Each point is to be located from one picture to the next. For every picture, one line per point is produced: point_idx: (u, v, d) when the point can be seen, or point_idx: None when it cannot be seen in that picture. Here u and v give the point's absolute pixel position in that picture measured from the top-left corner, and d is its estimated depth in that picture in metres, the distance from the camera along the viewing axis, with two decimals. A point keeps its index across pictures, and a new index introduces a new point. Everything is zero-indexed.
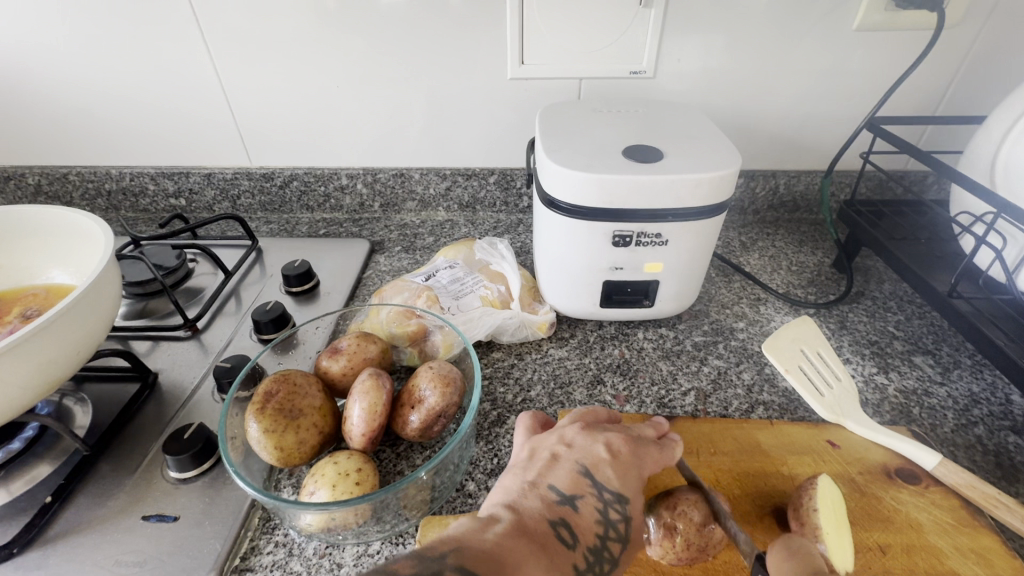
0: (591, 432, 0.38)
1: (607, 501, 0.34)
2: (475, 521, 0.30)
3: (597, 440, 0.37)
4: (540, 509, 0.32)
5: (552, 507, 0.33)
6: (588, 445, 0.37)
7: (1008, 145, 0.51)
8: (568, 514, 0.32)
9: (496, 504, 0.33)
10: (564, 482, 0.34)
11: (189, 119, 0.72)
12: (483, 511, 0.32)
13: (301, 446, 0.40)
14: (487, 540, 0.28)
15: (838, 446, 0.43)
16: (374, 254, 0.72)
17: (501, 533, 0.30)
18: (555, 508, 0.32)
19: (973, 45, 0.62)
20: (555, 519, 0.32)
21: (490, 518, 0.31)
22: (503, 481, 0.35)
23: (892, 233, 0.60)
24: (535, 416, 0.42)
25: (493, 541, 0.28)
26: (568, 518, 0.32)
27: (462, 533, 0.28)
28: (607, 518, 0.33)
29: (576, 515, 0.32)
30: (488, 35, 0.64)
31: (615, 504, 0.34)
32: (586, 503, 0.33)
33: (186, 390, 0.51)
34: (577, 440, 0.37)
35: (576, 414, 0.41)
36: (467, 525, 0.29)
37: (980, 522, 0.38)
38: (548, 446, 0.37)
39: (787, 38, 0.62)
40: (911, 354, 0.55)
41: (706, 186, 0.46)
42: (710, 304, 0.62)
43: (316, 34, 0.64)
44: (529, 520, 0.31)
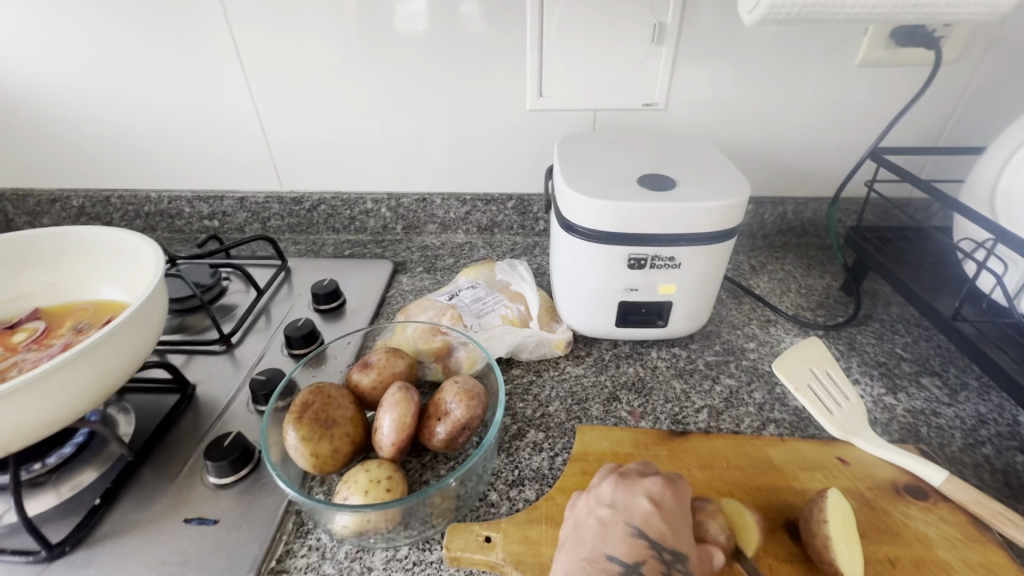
0: (627, 484, 0.39)
1: (667, 559, 0.34)
2: None
3: (635, 493, 0.38)
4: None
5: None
6: (629, 499, 0.37)
7: (1008, 173, 0.54)
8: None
9: None
10: (621, 551, 0.34)
11: (226, 146, 0.76)
12: None
13: (335, 454, 0.42)
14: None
15: (847, 463, 0.45)
16: (396, 274, 0.75)
17: None
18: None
19: (971, 80, 0.65)
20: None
21: None
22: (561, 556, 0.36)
23: (898, 258, 0.62)
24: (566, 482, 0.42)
25: None
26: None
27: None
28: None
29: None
30: (509, 69, 0.69)
31: (677, 561, 0.34)
32: (650, 568, 0.33)
33: (222, 402, 0.54)
34: (617, 496, 0.38)
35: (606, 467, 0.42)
36: None
37: (988, 537, 0.39)
38: (590, 512, 0.38)
39: (792, 73, 0.66)
40: (919, 376, 0.56)
41: (717, 213, 0.48)
42: (721, 325, 0.64)
43: (348, 68, 0.69)
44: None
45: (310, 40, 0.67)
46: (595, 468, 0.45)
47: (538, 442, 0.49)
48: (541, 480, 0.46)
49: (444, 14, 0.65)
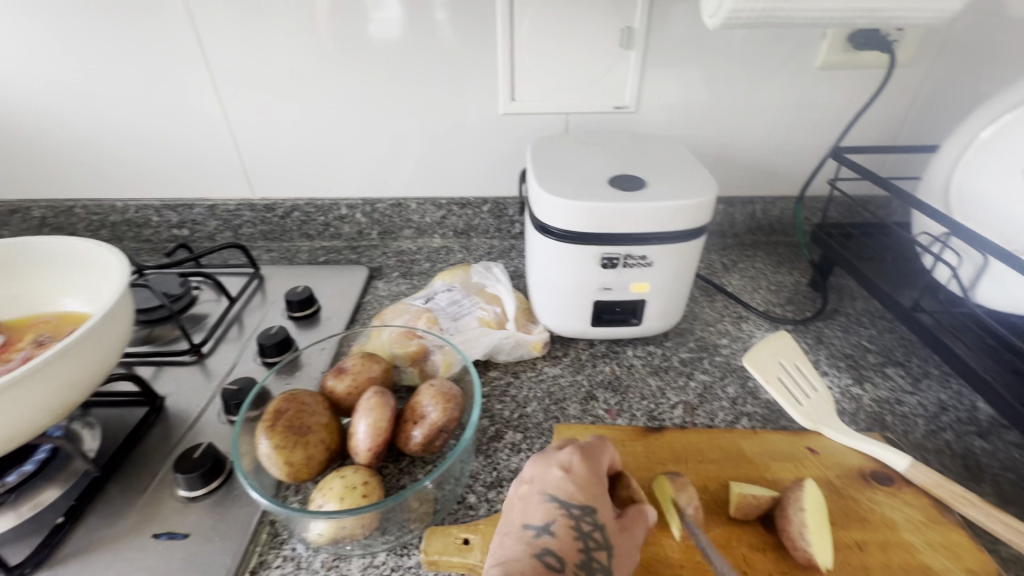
0: (544, 457, 0.40)
1: (576, 516, 0.36)
2: None
3: (549, 462, 0.40)
4: (522, 553, 0.34)
5: (531, 544, 0.35)
6: (546, 470, 0.39)
7: (962, 167, 0.57)
8: (547, 544, 0.35)
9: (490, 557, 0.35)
10: (536, 517, 0.36)
11: (196, 153, 0.75)
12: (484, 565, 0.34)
13: (309, 461, 0.42)
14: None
15: (817, 452, 0.46)
16: (372, 279, 0.74)
17: None
18: (533, 542, 0.35)
19: (926, 81, 0.68)
20: (539, 552, 0.34)
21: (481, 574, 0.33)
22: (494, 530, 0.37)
23: (861, 253, 0.64)
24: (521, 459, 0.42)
25: None
26: (548, 547, 0.34)
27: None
28: (583, 530, 0.35)
29: (554, 540, 0.35)
30: (481, 74, 0.69)
31: (586, 515, 0.36)
32: (561, 527, 0.35)
33: (193, 413, 0.53)
34: (534, 469, 0.40)
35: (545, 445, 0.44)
36: None
37: (949, 519, 0.41)
38: (514, 488, 0.40)
39: (757, 75, 0.68)
40: (883, 366, 0.58)
41: (687, 212, 0.50)
42: (695, 322, 0.65)
43: (321, 73, 0.69)
44: (514, 562, 0.33)
45: (279, 44, 0.66)
46: None
47: (517, 443, 0.49)
48: None
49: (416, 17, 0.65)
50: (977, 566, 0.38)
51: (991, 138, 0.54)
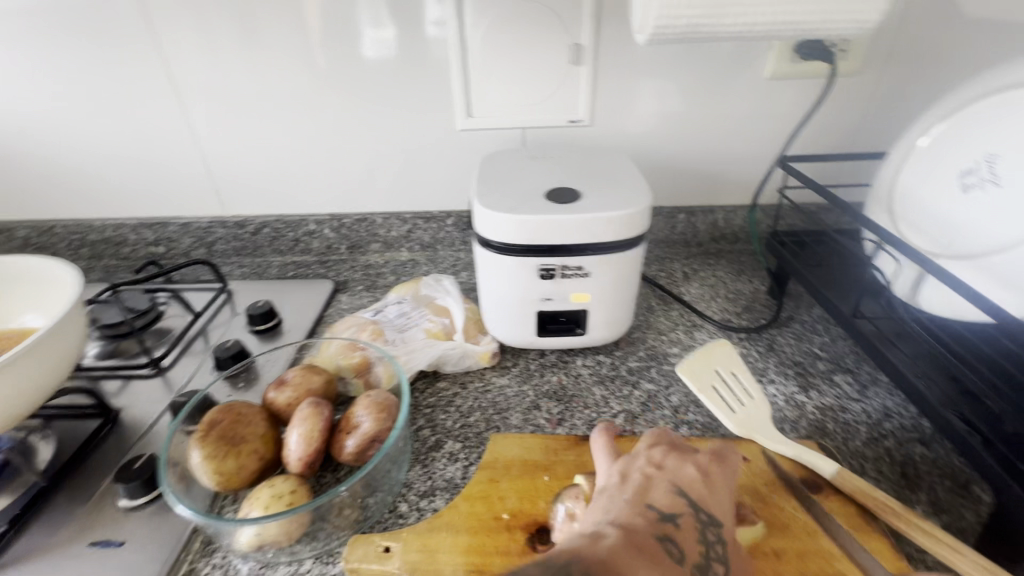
0: (679, 454, 0.40)
1: (705, 521, 0.35)
2: (585, 539, 0.31)
3: (685, 461, 0.40)
4: (645, 525, 0.33)
5: (656, 523, 0.34)
6: (679, 467, 0.39)
7: (904, 174, 0.57)
8: (671, 531, 0.33)
9: (600, 521, 0.34)
10: (663, 502, 0.35)
11: (170, 173, 0.78)
12: (589, 527, 0.33)
13: (241, 471, 0.43)
14: (601, 552, 0.30)
15: (748, 460, 0.46)
16: (337, 293, 0.76)
17: (614, 546, 0.31)
18: (658, 524, 0.34)
19: (877, 88, 0.68)
20: (660, 534, 0.33)
21: (599, 533, 0.32)
22: (598, 501, 0.36)
23: (812, 261, 0.64)
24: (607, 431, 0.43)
25: (606, 553, 0.30)
26: (671, 535, 0.33)
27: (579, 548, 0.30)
28: (707, 537, 0.34)
29: (679, 531, 0.33)
30: (437, 92, 0.71)
31: (711, 525, 0.35)
32: (685, 521, 0.34)
33: (146, 424, 0.54)
34: (666, 460, 0.39)
35: (649, 433, 0.42)
36: (578, 540, 0.31)
37: (872, 526, 0.41)
38: (639, 467, 0.39)
39: (708, 87, 0.69)
40: (832, 373, 0.58)
41: (617, 223, 0.50)
42: (648, 332, 0.66)
43: (285, 94, 0.71)
44: (635, 533, 0.32)
45: (244, 68, 0.69)
46: (502, 476, 0.45)
47: (455, 453, 0.50)
48: (452, 489, 0.46)
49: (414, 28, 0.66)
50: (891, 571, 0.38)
51: (928, 146, 0.55)
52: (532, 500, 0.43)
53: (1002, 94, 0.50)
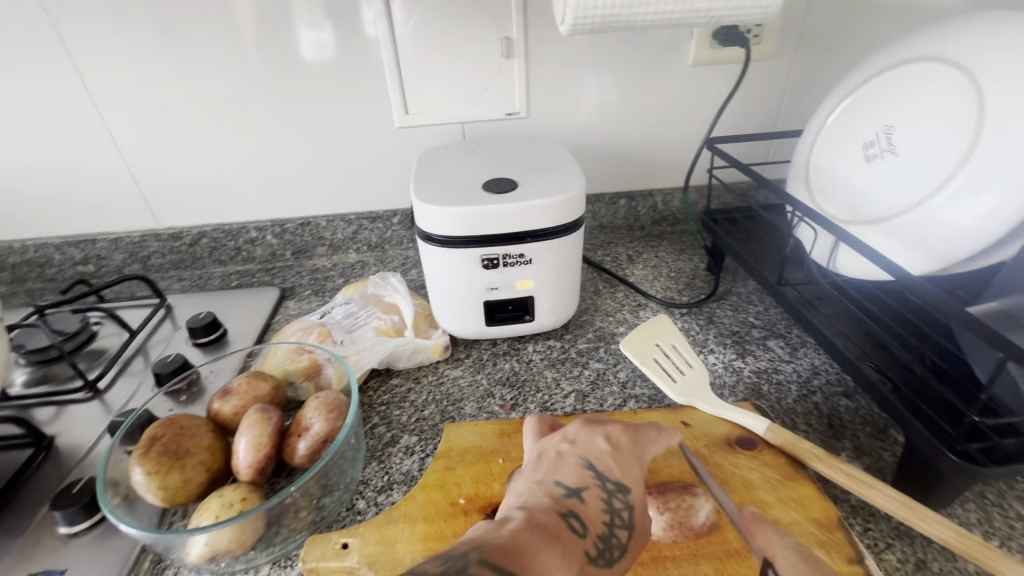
0: (592, 427, 0.42)
1: (610, 490, 0.37)
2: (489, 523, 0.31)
3: (597, 435, 0.41)
4: (548, 504, 0.34)
5: (559, 500, 0.35)
6: (590, 440, 0.41)
7: (817, 150, 0.62)
8: (574, 506, 0.35)
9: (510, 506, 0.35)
10: (571, 478, 0.37)
11: (94, 188, 0.74)
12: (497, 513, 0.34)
13: (188, 484, 0.42)
14: (505, 536, 0.30)
15: (690, 425, 0.49)
16: (284, 299, 0.75)
17: (516, 528, 0.31)
18: (562, 501, 0.35)
19: (791, 69, 0.72)
20: (565, 511, 0.34)
21: (504, 517, 0.32)
22: (515, 484, 0.38)
23: (742, 236, 0.68)
24: (539, 420, 0.45)
25: (509, 536, 0.30)
26: (575, 509, 0.34)
27: (482, 536, 0.30)
28: (613, 505, 0.36)
29: (582, 505, 0.35)
30: (371, 90, 0.70)
31: (618, 493, 0.37)
32: (591, 494, 0.36)
33: (84, 448, 0.52)
34: (580, 437, 0.41)
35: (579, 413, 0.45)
36: (484, 525, 0.31)
37: (802, 473, 0.44)
38: (553, 446, 0.41)
39: (637, 75, 0.72)
40: (766, 339, 0.62)
41: (553, 209, 0.52)
42: (595, 314, 0.68)
43: (213, 99, 0.69)
44: (539, 512, 0.33)
45: (166, 74, 0.67)
46: (457, 463, 0.46)
47: (411, 446, 0.50)
48: (410, 482, 0.47)
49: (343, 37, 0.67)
50: (820, 513, 0.41)
51: (835, 123, 0.60)
52: (488, 484, 0.44)
53: (895, 71, 0.54)
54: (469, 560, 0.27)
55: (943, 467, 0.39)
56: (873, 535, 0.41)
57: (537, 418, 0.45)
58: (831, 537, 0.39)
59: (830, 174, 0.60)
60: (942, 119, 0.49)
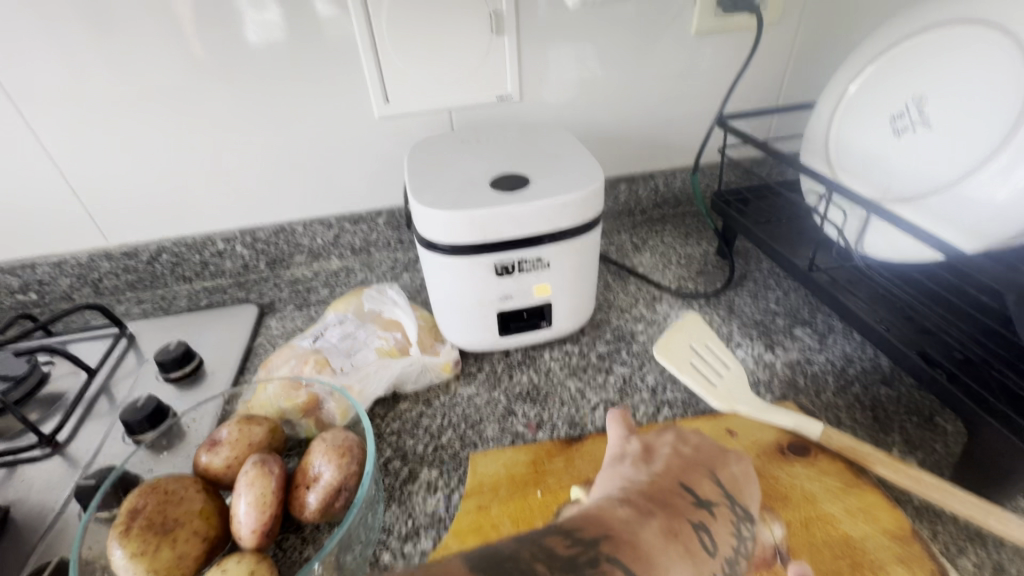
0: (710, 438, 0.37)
1: (740, 518, 0.32)
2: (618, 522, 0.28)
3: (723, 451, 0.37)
4: (680, 509, 0.30)
5: (690, 510, 0.30)
6: (714, 451, 0.36)
7: (837, 124, 0.58)
8: (704, 519, 0.30)
9: (632, 498, 0.30)
10: (699, 486, 0.33)
11: (26, 204, 0.64)
12: (624, 507, 0.29)
13: (182, 561, 0.36)
14: (634, 535, 0.27)
15: (735, 434, 0.45)
16: (264, 317, 0.67)
17: (649, 533, 0.28)
18: (695, 511, 0.30)
19: (796, 37, 0.68)
20: (696, 522, 0.30)
21: (631, 512, 0.29)
22: (629, 475, 0.33)
23: (758, 218, 0.64)
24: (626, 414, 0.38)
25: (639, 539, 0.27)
26: (705, 523, 0.30)
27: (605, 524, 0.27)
28: (740, 532, 0.31)
29: (714, 520, 0.31)
30: (344, 77, 0.63)
31: (744, 518, 0.33)
32: (721, 512, 0.31)
33: (48, 518, 0.45)
34: (702, 444, 0.37)
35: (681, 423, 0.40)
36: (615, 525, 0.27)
37: (863, 479, 0.41)
38: (668, 445, 0.36)
39: (638, 50, 0.66)
40: (792, 327, 0.59)
41: (573, 207, 0.46)
42: (610, 311, 0.63)
43: (163, 94, 0.60)
44: (668, 516, 0.29)
45: (101, 67, 0.57)
46: (491, 500, 0.41)
47: (433, 482, 0.45)
48: (438, 525, 0.42)
49: (295, 13, 0.58)
50: (893, 524, 0.38)
51: (857, 93, 0.56)
52: (528, 522, 0.40)
53: (922, 34, 0.51)
54: (598, 547, 0.26)
55: (1019, 464, 0.37)
56: (943, 539, 0.39)
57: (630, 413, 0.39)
58: (909, 551, 0.36)
59: (855, 149, 0.56)
60: (983, 83, 0.46)
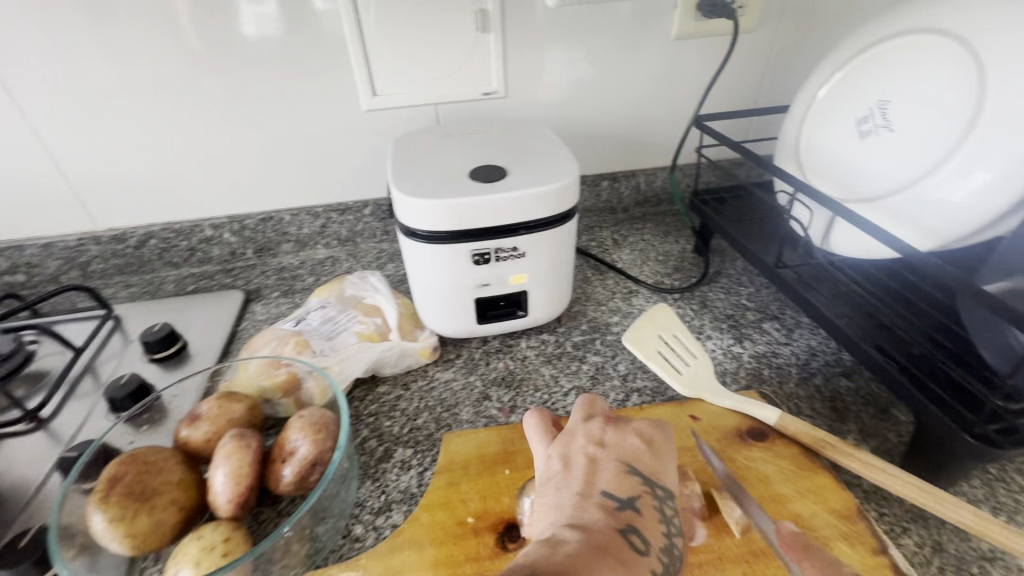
0: (619, 427, 0.38)
1: (660, 495, 0.33)
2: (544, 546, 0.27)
3: (628, 432, 0.37)
4: (605, 520, 0.30)
5: (614, 514, 0.31)
6: (620, 439, 0.37)
7: (808, 126, 0.60)
8: (632, 518, 0.31)
9: (557, 524, 0.30)
10: (614, 486, 0.33)
11: (16, 187, 0.65)
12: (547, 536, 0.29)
13: (159, 528, 0.37)
14: (562, 561, 0.26)
15: (699, 419, 0.47)
16: (249, 303, 0.68)
17: (577, 552, 0.27)
18: (617, 516, 0.31)
19: (774, 42, 0.70)
20: (622, 525, 0.30)
21: (558, 539, 0.28)
22: (549, 496, 0.33)
23: (732, 217, 0.66)
24: (542, 417, 0.40)
25: (568, 560, 0.26)
26: (634, 522, 0.30)
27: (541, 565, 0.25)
28: (667, 513, 0.33)
29: (640, 517, 0.31)
30: (333, 70, 0.64)
31: (667, 499, 0.34)
32: (643, 502, 0.32)
33: (30, 489, 0.46)
34: (608, 438, 0.37)
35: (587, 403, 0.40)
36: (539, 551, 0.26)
37: (816, 463, 0.43)
38: (579, 450, 0.36)
39: (620, 52, 0.68)
40: (761, 322, 0.61)
41: (548, 198, 0.48)
42: (587, 303, 0.65)
43: (153, 81, 0.61)
44: (597, 531, 0.29)
45: (94, 54, 0.59)
46: (461, 478, 0.43)
47: (407, 460, 0.47)
48: (410, 500, 0.43)
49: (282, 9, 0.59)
50: (840, 504, 0.40)
51: (826, 97, 0.58)
52: (496, 497, 0.41)
53: (889, 41, 0.53)
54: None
55: (959, 448, 0.39)
56: (888, 520, 0.41)
57: (543, 418, 0.40)
58: (854, 529, 0.38)
59: (824, 151, 0.58)
60: (940, 90, 0.48)
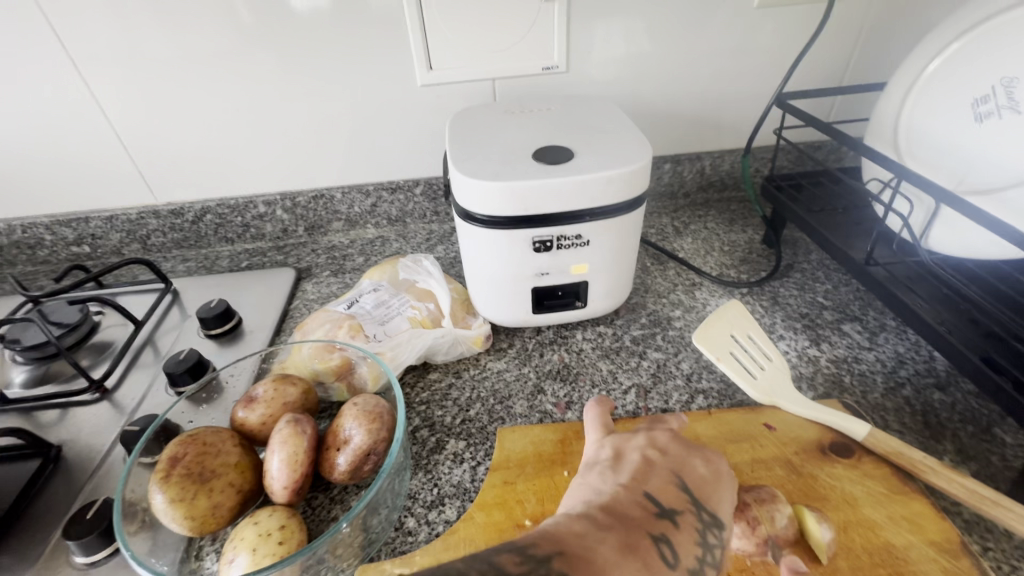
0: (684, 444, 0.35)
1: (706, 521, 0.30)
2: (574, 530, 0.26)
3: (692, 452, 0.35)
4: (638, 518, 0.28)
5: (650, 518, 0.28)
6: (684, 459, 0.34)
7: (910, 107, 0.53)
8: (668, 529, 0.28)
9: (590, 506, 0.29)
10: (662, 492, 0.30)
11: (82, 162, 0.66)
12: (575, 514, 0.28)
13: (217, 510, 0.37)
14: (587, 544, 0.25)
15: (774, 428, 0.44)
16: (300, 281, 0.68)
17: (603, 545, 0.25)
18: (652, 518, 0.28)
19: (870, 11, 0.63)
20: (655, 532, 0.27)
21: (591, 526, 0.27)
22: (590, 480, 0.32)
23: (811, 206, 0.61)
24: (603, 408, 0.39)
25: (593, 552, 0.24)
26: (667, 533, 0.28)
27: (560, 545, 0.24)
28: (707, 539, 0.29)
29: (677, 529, 0.28)
30: (389, 45, 0.62)
31: (713, 527, 0.30)
32: (686, 519, 0.29)
33: (96, 459, 0.47)
34: (671, 448, 0.35)
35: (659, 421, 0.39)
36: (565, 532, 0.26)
37: (911, 487, 0.39)
38: (636, 448, 0.35)
39: (694, 23, 0.63)
40: (840, 323, 0.56)
41: (617, 183, 0.45)
42: (646, 295, 0.61)
43: (211, 57, 0.61)
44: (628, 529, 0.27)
45: (154, 27, 0.58)
46: (517, 476, 0.41)
47: (459, 453, 0.45)
48: (463, 496, 0.42)
49: None
50: (940, 537, 0.36)
51: (936, 73, 0.51)
52: (554, 500, 0.39)
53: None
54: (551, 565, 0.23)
55: None
56: (994, 556, 0.36)
57: (603, 410, 0.39)
58: (956, 565, 0.34)
59: (929, 136, 0.52)
60: None
